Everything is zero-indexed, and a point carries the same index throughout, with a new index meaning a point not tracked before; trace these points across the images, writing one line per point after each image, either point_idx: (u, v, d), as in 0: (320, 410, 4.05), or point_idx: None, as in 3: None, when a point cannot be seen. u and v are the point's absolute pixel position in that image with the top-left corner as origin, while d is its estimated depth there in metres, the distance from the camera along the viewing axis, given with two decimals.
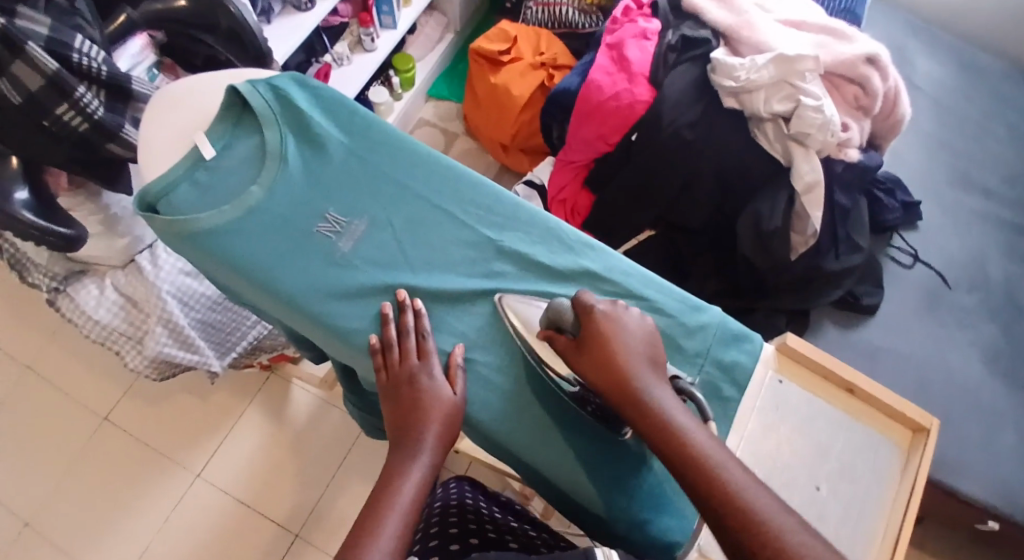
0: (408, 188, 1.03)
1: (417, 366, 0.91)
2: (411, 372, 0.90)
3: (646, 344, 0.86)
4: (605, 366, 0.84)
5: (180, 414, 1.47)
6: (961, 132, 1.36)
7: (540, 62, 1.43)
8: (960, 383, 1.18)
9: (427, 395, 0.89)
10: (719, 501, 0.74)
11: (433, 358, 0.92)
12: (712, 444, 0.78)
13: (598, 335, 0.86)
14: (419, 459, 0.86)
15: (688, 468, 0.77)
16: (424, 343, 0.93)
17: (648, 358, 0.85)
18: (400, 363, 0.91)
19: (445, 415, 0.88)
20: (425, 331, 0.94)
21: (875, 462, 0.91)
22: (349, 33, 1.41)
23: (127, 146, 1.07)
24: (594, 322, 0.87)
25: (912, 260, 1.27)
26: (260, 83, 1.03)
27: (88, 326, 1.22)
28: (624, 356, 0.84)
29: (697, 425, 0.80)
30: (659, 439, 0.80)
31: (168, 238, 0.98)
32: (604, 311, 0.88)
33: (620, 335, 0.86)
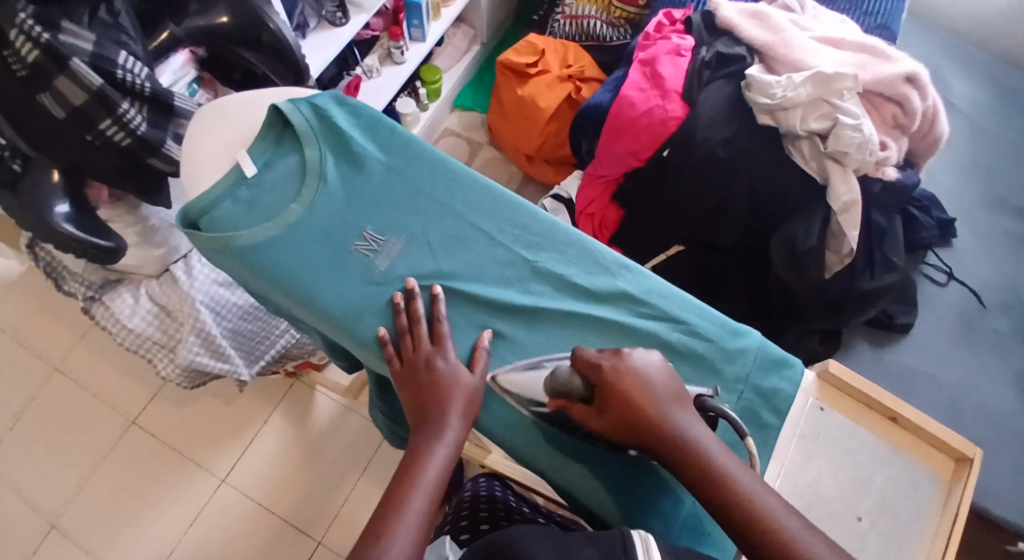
0: (445, 205, 1.04)
1: (432, 350, 0.94)
2: (425, 357, 0.93)
3: (666, 382, 0.85)
4: (621, 413, 0.83)
5: (204, 417, 1.44)
6: (995, 152, 1.36)
7: (568, 74, 1.41)
8: (994, 407, 1.17)
9: (442, 375, 0.92)
10: (750, 524, 0.78)
11: (448, 343, 0.95)
12: (758, 485, 0.79)
13: (612, 386, 0.84)
14: (442, 439, 0.88)
15: (719, 496, 0.79)
16: (440, 327, 0.95)
17: (668, 396, 0.84)
18: (414, 349, 0.94)
19: (462, 397, 0.91)
20: (441, 316, 0.96)
21: (917, 492, 0.91)
22: (379, 46, 1.42)
23: (168, 161, 1.11)
24: (602, 374, 0.85)
25: (947, 278, 1.27)
26: (302, 103, 1.06)
27: (122, 334, 1.22)
28: (643, 398, 0.83)
29: (740, 467, 0.81)
30: (699, 477, 0.81)
31: (212, 253, 1.00)
32: (611, 366, 0.85)
33: (637, 379, 0.84)
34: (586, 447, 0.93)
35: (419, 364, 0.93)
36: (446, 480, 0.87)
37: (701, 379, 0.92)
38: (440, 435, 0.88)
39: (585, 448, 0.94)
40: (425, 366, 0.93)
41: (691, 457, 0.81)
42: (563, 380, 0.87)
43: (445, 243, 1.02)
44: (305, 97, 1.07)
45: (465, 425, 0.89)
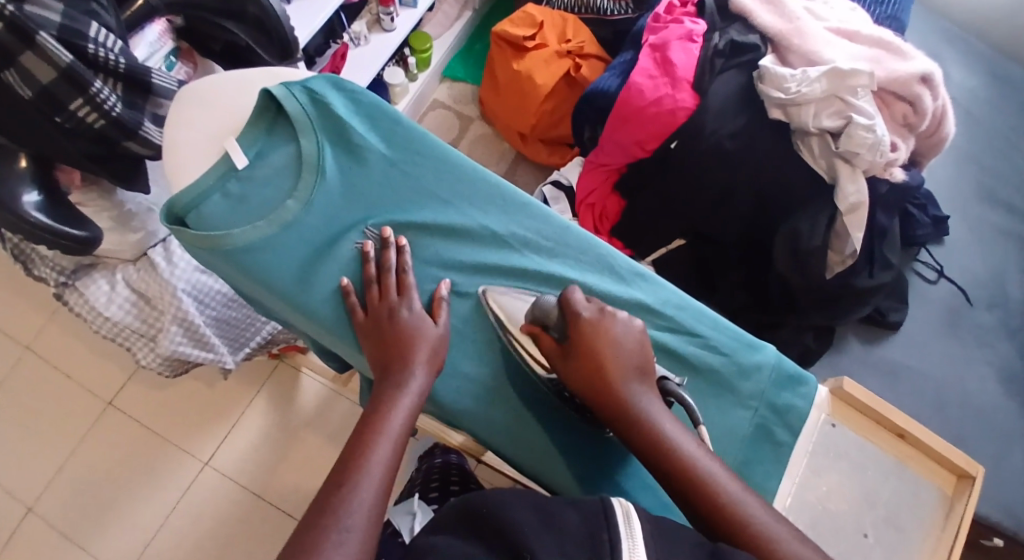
0: (452, 205, 0.98)
1: (396, 301, 0.90)
2: (389, 308, 0.90)
3: (634, 349, 0.85)
4: (584, 372, 0.83)
5: (185, 400, 1.38)
6: (991, 147, 1.35)
7: (567, 50, 1.34)
8: (976, 407, 1.19)
9: (405, 324, 0.88)
10: (692, 488, 0.77)
11: (412, 293, 0.91)
12: (701, 451, 0.79)
13: (583, 343, 0.84)
14: (408, 387, 0.84)
15: (665, 462, 0.78)
16: (406, 277, 0.92)
17: (632, 362, 0.84)
18: (378, 299, 0.90)
19: (427, 347, 0.87)
20: (406, 267, 0.93)
21: (920, 507, 0.95)
22: (368, 12, 1.35)
23: (146, 145, 1.03)
24: (581, 328, 0.85)
25: (937, 275, 1.28)
26: (297, 88, 0.98)
27: (99, 322, 1.16)
28: (610, 360, 0.83)
29: (688, 437, 0.80)
30: (651, 451, 0.79)
31: (200, 253, 0.93)
32: (590, 319, 0.85)
33: (608, 342, 0.84)
34: (585, 452, 0.91)
35: (382, 315, 0.89)
36: (409, 430, 0.82)
37: (714, 396, 0.92)
38: (405, 385, 0.84)
39: (581, 452, 0.91)
40: (389, 316, 0.89)
41: (643, 427, 0.80)
42: (543, 310, 0.88)
43: (452, 245, 0.97)
44: (299, 81, 0.99)
45: (431, 375, 0.86)
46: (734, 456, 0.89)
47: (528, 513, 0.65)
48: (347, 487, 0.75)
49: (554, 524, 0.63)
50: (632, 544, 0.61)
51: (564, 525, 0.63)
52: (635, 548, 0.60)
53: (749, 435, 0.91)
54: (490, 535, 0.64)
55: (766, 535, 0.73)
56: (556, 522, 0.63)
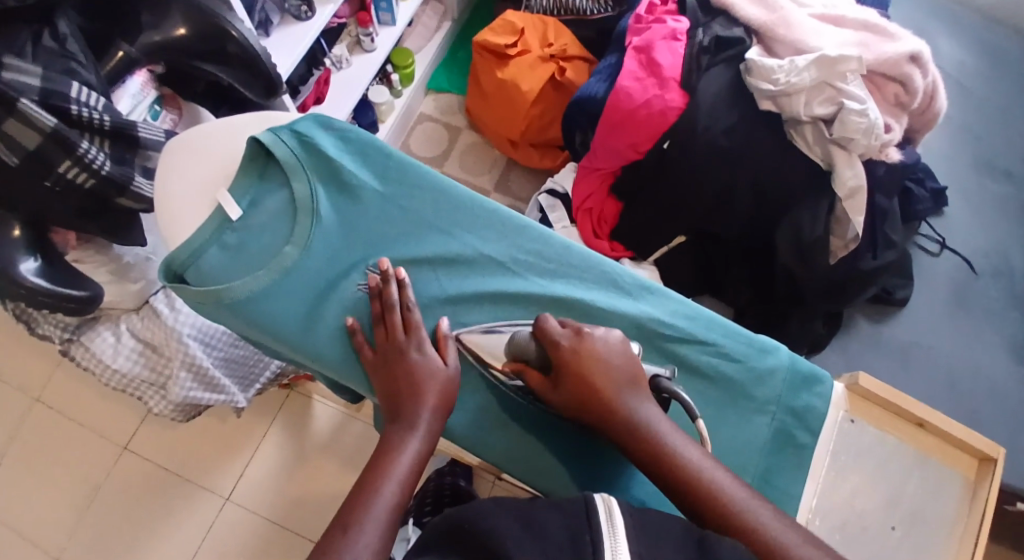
0: (452, 235, 0.98)
1: (405, 341, 0.89)
2: (399, 348, 0.89)
3: (623, 365, 0.84)
4: (577, 393, 0.83)
5: (199, 437, 1.36)
6: (984, 115, 1.34)
7: (550, 54, 1.33)
8: (988, 377, 1.19)
9: (417, 367, 0.87)
10: (691, 494, 0.78)
11: (421, 333, 0.90)
12: (702, 457, 0.80)
13: (574, 362, 0.83)
14: (415, 431, 0.83)
15: (665, 470, 0.79)
16: (411, 315, 0.90)
17: (625, 377, 0.83)
18: (386, 338, 0.90)
19: (436, 387, 0.86)
20: (411, 303, 0.91)
21: (945, 497, 0.97)
22: (348, 34, 1.36)
23: (139, 200, 1.03)
24: (561, 354, 0.84)
25: (939, 247, 1.28)
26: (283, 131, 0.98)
27: (107, 374, 1.15)
28: (601, 379, 0.82)
29: (687, 442, 0.81)
30: (654, 462, 0.80)
31: (202, 308, 0.93)
32: (570, 345, 0.84)
33: (599, 360, 0.83)
34: (587, 463, 0.91)
35: (391, 352, 0.89)
36: (418, 471, 0.82)
37: (730, 405, 0.94)
38: (414, 426, 0.84)
39: (584, 464, 0.91)
40: (397, 354, 0.88)
41: (642, 438, 0.81)
42: (522, 344, 0.87)
43: (455, 276, 0.96)
44: (286, 124, 0.99)
45: (438, 415, 0.85)
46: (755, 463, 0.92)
47: (510, 516, 0.64)
48: (352, 531, 0.75)
49: (535, 528, 0.62)
50: (613, 541, 0.61)
51: (542, 530, 0.62)
52: (616, 547, 0.60)
53: (768, 443, 0.93)
54: (473, 543, 0.63)
55: (771, 536, 0.74)
56: (535, 523, 0.63)
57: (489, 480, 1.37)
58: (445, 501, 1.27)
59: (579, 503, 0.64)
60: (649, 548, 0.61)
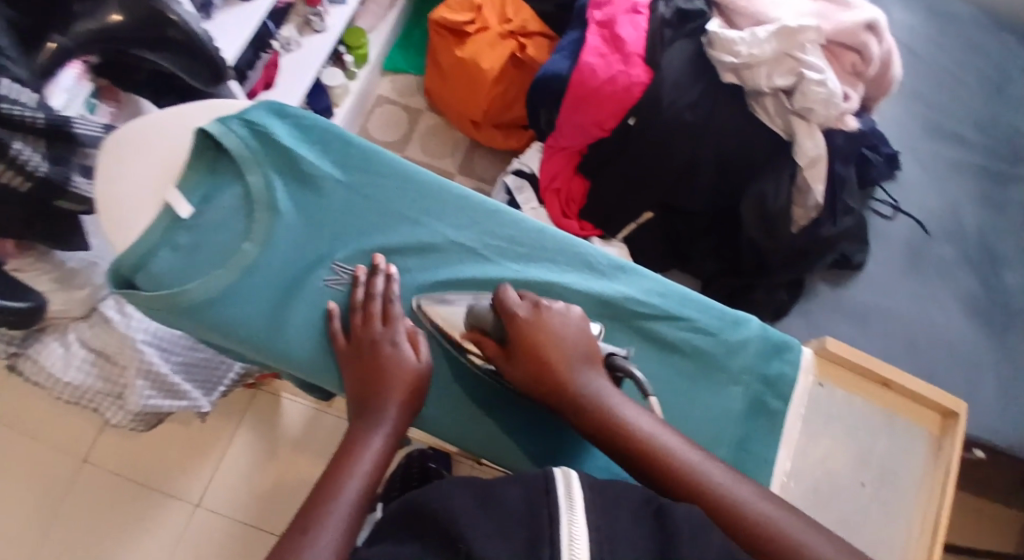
0: (420, 223, 0.94)
1: (381, 331, 0.84)
2: (373, 338, 0.84)
3: (577, 338, 0.82)
4: (531, 371, 0.79)
5: (163, 444, 1.32)
6: (935, 82, 1.37)
7: (509, 31, 1.33)
8: (947, 335, 1.20)
9: (388, 360, 0.83)
10: (649, 464, 0.76)
11: (398, 322, 0.86)
12: (656, 426, 0.78)
13: (527, 340, 0.80)
14: (381, 428, 0.79)
15: (622, 443, 0.77)
16: (391, 307, 0.87)
17: (578, 351, 0.81)
18: (362, 327, 0.85)
19: (405, 383, 0.82)
20: (394, 296, 0.88)
21: (911, 457, 0.94)
22: (296, 15, 1.32)
23: (80, 202, 0.95)
24: (517, 327, 0.81)
25: (893, 211, 1.29)
26: (233, 123, 0.93)
27: (59, 388, 1.10)
28: (555, 354, 0.80)
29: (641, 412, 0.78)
30: (610, 437, 0.77)
31: (158, 314, 0.88)
32: (527, 316, 0.81)
33: (552, 336, 0.81)
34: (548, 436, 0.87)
35: (364, 344, 0.84)
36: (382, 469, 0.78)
37: (705, 377, 0.90)
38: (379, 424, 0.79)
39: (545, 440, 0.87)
40: (371, 346, 0.84)
41: (596, 415, 0.78)
42: (481, 314, 0.84)
43: (424, 265, 0.92)
44: (235, 114, 0.94)
45: (407, 414, 0.81)
46: (733, 434, 0.89)
47: (466, 493, 0.61)
48: (309, 535, 0.71)
49: (492, 503, 0.60)
50: (571, 516, 0.58)
51: (500, 501, 0.60)
52: (573, 519, 0.58)
53: (744, 410, 0.90)
54: (430, 534, 0.59)
55: (729, 497, 0.73)
56: (493, 498, 0.60)
57: (468, 464, 1.36)
58: (414, 484, 1.19)
59: (539, 477, 0.62)
60: (607, 520, 0.59)
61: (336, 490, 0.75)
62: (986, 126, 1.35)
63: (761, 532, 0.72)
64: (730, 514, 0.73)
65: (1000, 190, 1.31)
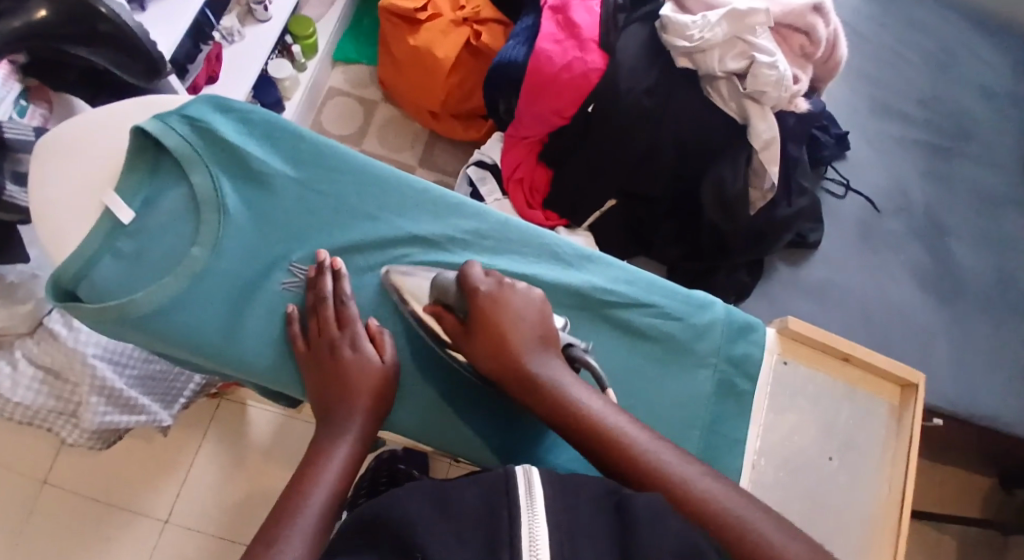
0: (382, 220, 0.86)
1: (339, 335, 0.78)
2: (332, 343, 0.78)
3: (536, 318, 0.76)
4: (491, 354, 0.74)
5: (126, 461, 1.27)
6: (879, 61, 1.40)
7: (462, 17, 1.32)
8: (897, 305, 1.24)
9: (350, 365, 0.77)
10: (610, 451, 0.70)
11: (357, 325, 0.79)
12: (614, 411, 0.72)
13: (483, 317, 0.75)
14: (345, 438, 0.74)
15: (585, 430, 0.71)
16: (345, 308, 0.80)
17: (533, 331, 0.75)
18: (318, 334, 0.79)
19: (371, 388, 0.76)
20: (347, 295, 0.80)
21: (873, 426, 0.93)
22: (236, 4, 1.27)
23: (11, 211, 0.87)
24: (477, 304, 0.75)
25: (845, 189, 1.32)
26: (173, 119, 0.83)
27: (8, 409, 1.04)
28: (516, 336, 0.74)
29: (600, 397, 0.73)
30: (573, 424, 0.71)
31: (102, 328, 0.79)
32: (489, 292, 0.76)
33: (508, 314, 0.75)
34: (516, 433, 0.83)
35: (323, 349, 0.78)
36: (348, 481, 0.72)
37: (675, 361, 0.88)
38: (342, 433, 0.74)
39: (514, 437, 0.83)
40: (330, 351, 0.78)
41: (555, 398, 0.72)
42: (443, 286, 0.79)
43: (388, 264, 0.85)
44: (173, 110, 0.84)
45: (372, 420, 0.75)
46: (702, 416, 0.87)
47: (423, 498, 0.59)
48: (275, 550, 0.64)
49: (448, 506, 0.57)
50: (531, 515, 0.56)
51: (456, 505, 0.57)
52: (534, 519, 0.56)
53: (711, 394, 0.88)
54: (385, 541, 0.57)
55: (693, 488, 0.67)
56: (451, 499, 0.58)
57: (445, 463, 1.35)
58: (380, 489, 1.10)
59: (499, 477, 0.60)
60: (569, 515, 0.57)
61: (303, 502, 0.69)
62: (929, 103, 1.39)
63: (717, 517, 0.66)
64: (694, 508, 0.66)
65: (943, 163, 1.35)
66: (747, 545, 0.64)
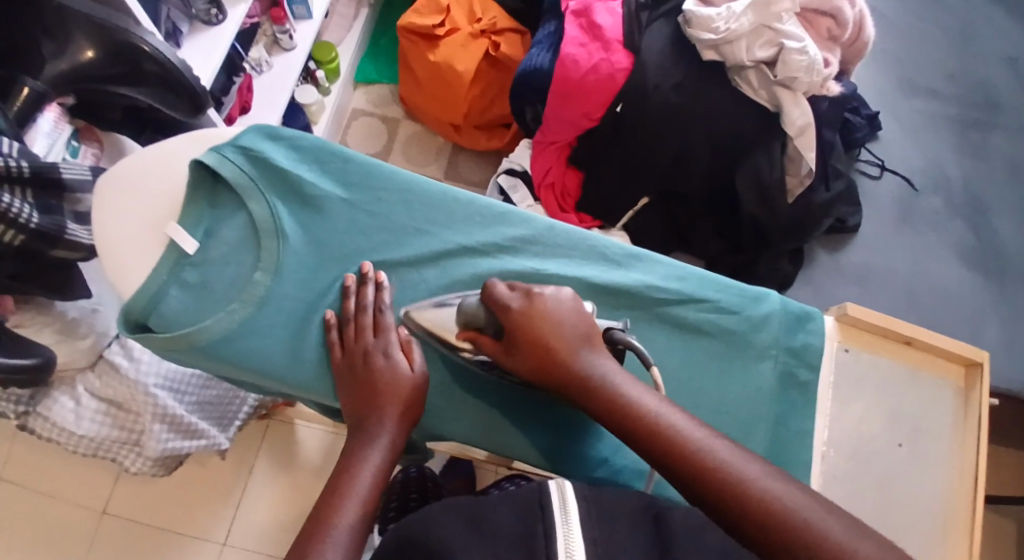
0: (433, 234, 0.87)
1: (373, 342, 0.79)
2: (365, 350, 0.78)
3: (575, 322, 0.75)
4: (532, 360, 0.73)
5: (181, 486, 1.28)
6: (902, 39, 1.40)
7: (480, 30, 1.33)
8: (941, 285, 1.22)
9: (382, 373, 0.77)
10: (658, 444, 0.66)
11: (391, 332, 0.80)
12: (660, 404, 0.69)
13: (521, 328, 0.74)
14: (377, 443, 0.74)
15: (627, 429, 0.69)
16: (382, 317, 0.80)
17: (577, 335, 0.74)
18: (353, 341, 0.79)
19: (399, 396, 0.76)
20: (385, 304, 0.81)
21: (941, 407, 0.95)
22: (263, 34, 1.28)
23: (74, 248, 0.88)
24: (511, 318, 0.74)
25: (880, 170, 1.31)
26: (228, 150, 0.85)
27: (72, 442, 1.06)
28: (555, 341, 0.73)
29: (644, 391, 0.71)
30: (620, 423, 0.69)
31: (173, 357, 0.81)
32: (521, 307, 0.75)
33: (547, 322, 0.74)
34: (565, 436, 0.83)
35: (357, 359, 0.78)
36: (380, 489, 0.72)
37: (731, 356, 0.88)
38: (373, 439, 0.74)
39: (565, 439, 0.83)
40: (364, 360, 0.78)
41: (595, 394, 0.71)
42: (471, 312, 0.77)
43: (441, 273, 0.85)
44: (228, 141, 0.85)
45: (402, 429, 0.75)
46: (767, 407, 0.87)
47: (457, 521, 0.59)
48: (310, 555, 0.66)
49: (485, 525, 0.58)
50: (567, 529, 0.57)
51: (492, 523, 0.58)
52: (570, 533, 0.57)
53: (775, 387, 0.88)
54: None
55: (759, 487, 0.62)
56: (486, 521, 0.59)
57: (492, 470, 1.33)
58: (410, 506, 1.08)
59: (533, 490, 0.61)
60: (604, 532, 0.58)
61: (334, 518, 0.69)
62: (958, 77, 1.37)
63: (773, 509, 0.61)
64: (758, 505, 0.61)
65: (977, 137, 1.33)
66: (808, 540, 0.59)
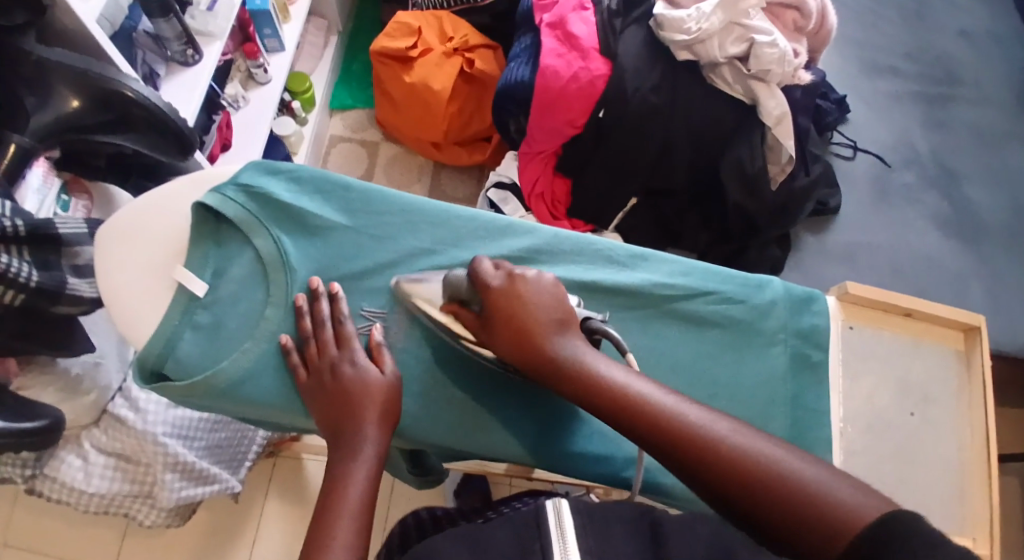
0: (440, 252, 0.87)
1: (338, 354, 0.78)
2: (332, 363, 0.78)
3: (551, 305, 0.74)
4: (509, 342, 0.73)
5: (193, 534, 1.25)
6: (860, 22, 1.45)
7: (453, 48, 1.34)
8: (923, 255, 1.26)
9: (350, 381, 0.76)
10: (632, 419, 0.66)
11: (354, 342, 0.79)
12: (631, 375, 0.69)
13: (500, 308, 0.74)
14: (362, 453, 0.73)
15: (614, 405, 0.67)
16: (344, 328, 0.80)
17: (553, 319, 0.73)
18: (318, 355, 0.78)
19: (377, 399, 0.76)
20: (343, 316, 0.80)
21: (946, 373, 0.98)
22: (237, 69, 1.28)
23: (77, 303, 0.86)
24: (493, 297, 0.74)
25: (853, 150, 1.35)
26: (229, 188, 0.83)
27: (81, 502, 1.03)
28: (533, 327, 0.72)
29: (621, 368, 0.70)
30: (603, 402, 0.68)
31: (192, 402, 0.80)
32: (501, 287, 0.74)
33: (524, 304, 0.73)
34: (582, 441, 0.83)
35: (324, 374, 0.77)
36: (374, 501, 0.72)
37: (744, 344, 0.89)
38: (357, 449, 0.73)
39: (584, 445, 0.82)
40: (331, 372, 0.77)
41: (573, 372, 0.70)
42: (454, 283, 0.78)
43: None
44: (228, 180, 0.84)
45: (384, 436, 0.74)
46: (784, 393, 0.88)
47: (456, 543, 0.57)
48: None
49: (482, 548, 0.56)
50: (564, 548, 0.55)
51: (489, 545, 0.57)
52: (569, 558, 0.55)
53: (788, 370, 0.89)
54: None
55: (742, 450, 0.62)
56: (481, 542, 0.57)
57: (507, 483, 1.33)
58: None
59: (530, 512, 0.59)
60: (599, 542, 0.56)
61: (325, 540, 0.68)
62: (916, 56, 1.43)
63: (759, 470, 0.61)
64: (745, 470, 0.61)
65: (940, 110, 1.38)
66: (788, 495, 0.60)
